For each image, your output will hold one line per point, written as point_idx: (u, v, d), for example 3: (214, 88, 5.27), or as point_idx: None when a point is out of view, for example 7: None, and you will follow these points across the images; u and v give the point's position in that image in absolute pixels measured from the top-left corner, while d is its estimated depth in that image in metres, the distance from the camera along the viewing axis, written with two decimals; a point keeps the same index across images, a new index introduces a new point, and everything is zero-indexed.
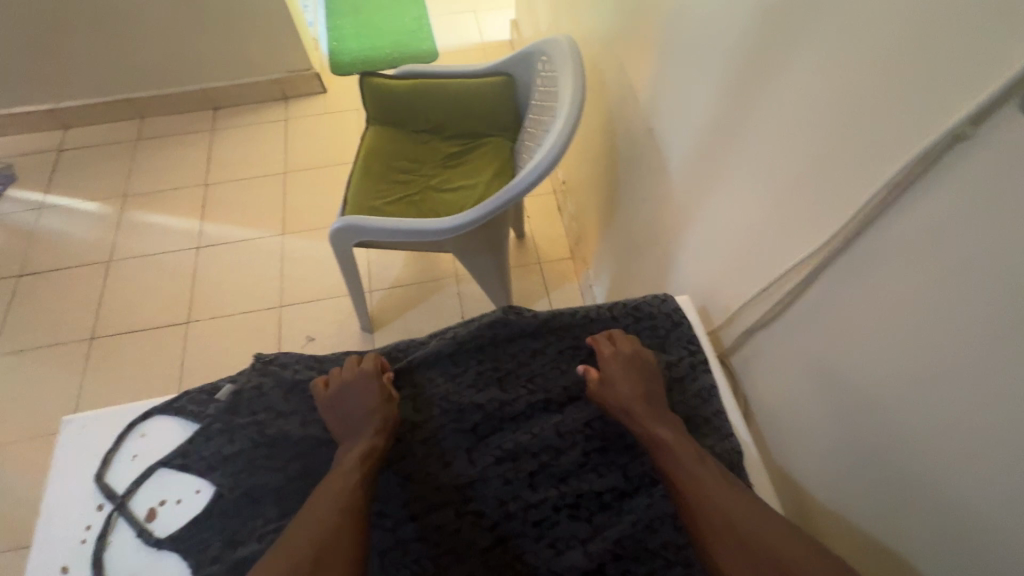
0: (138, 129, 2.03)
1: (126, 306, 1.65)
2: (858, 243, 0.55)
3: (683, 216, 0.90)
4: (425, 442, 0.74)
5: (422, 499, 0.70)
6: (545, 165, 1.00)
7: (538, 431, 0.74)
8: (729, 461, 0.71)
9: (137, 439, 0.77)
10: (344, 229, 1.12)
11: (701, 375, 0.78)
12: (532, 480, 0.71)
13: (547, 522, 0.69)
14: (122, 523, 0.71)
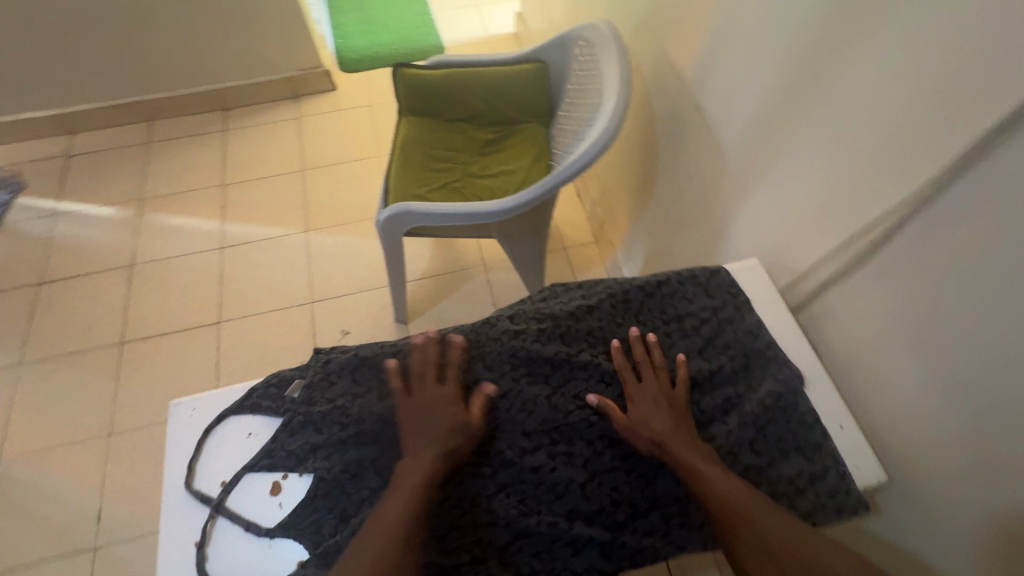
0: (148, 132, 2.00)
1: (154, 309, 1.63)
2: (950, 191, 0.57)
3: (739, 186, 0.93)
4: (505, 398, 0.69)
5: (514, 447, 0.67)
6: (604, 138, 1.00)
7: (609, 377, 0.72)
8: (793, 385, 0.71)
9: (223, 440, 0.70)
10: (394, 216, 1.14)
11: (747, 314, 0.77)
12: (616, 422, 0.69)
13: (635, 458, 0.68)
14: (225, 522, 0.64)
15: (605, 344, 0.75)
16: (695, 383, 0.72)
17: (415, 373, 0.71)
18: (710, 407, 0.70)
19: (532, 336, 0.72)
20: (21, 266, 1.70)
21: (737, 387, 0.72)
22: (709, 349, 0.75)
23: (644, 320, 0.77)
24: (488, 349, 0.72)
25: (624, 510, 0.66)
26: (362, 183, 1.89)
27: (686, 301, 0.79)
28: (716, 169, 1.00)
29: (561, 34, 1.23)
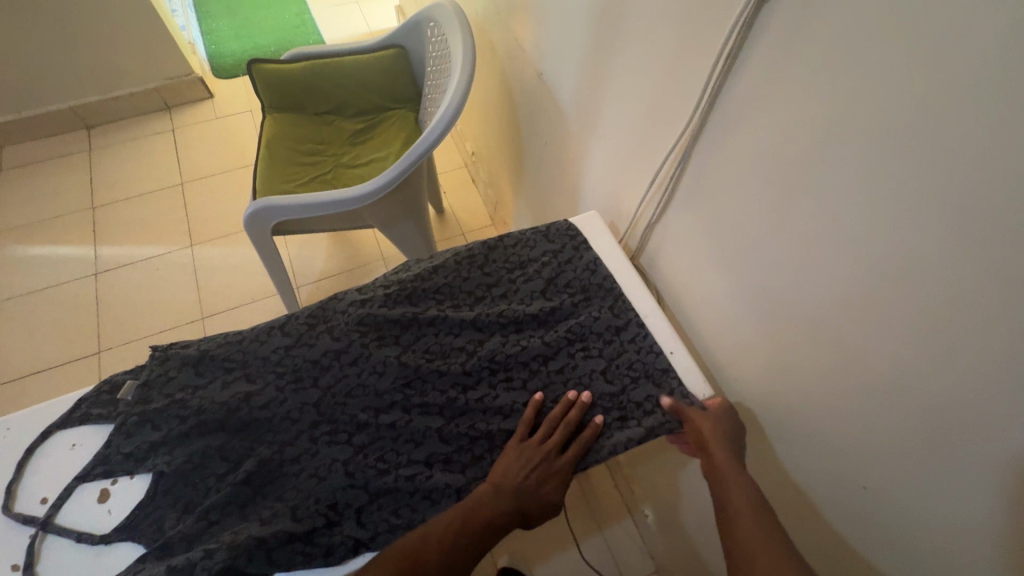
0: (0, 159, 1.84)
1: (23, 347, 1.50)
2: (715, 114, 0.64)
3: (584, 145, 0.98)
4: (354, 364, 0.70)
5: (366, 408, 0.68)
6: (449, 115, 1.03)
7: (457, 328, 0.74)
8: (626, 314, 0.76)
9: (50, 456, 0.66)
10: (259, 212, 1.12)
11: (586, 252, 0.83)
12: (464, 367, 0.71)
13: (489, 398, 0.69)
14: (55, 539, 0.61)
15: (452, 300, 0.78)
16: (539, 321, 0.76)
17: (262, 355, 0.70)
18: (556, 339, 0.74)
19: (379, 301, 0.75)
20: None
21: (579, 318, 0.76)
22: (552, 289, 0.79)
23: (489, 272, 0.81)
24: (334, 321, 0.73)
25: (483, 447, 0.67)
26: (248, 190, 1.82)
27: (529, 249, 0.84)
28: (565, 133, 1.04)
29: (412, 19, 1.24)
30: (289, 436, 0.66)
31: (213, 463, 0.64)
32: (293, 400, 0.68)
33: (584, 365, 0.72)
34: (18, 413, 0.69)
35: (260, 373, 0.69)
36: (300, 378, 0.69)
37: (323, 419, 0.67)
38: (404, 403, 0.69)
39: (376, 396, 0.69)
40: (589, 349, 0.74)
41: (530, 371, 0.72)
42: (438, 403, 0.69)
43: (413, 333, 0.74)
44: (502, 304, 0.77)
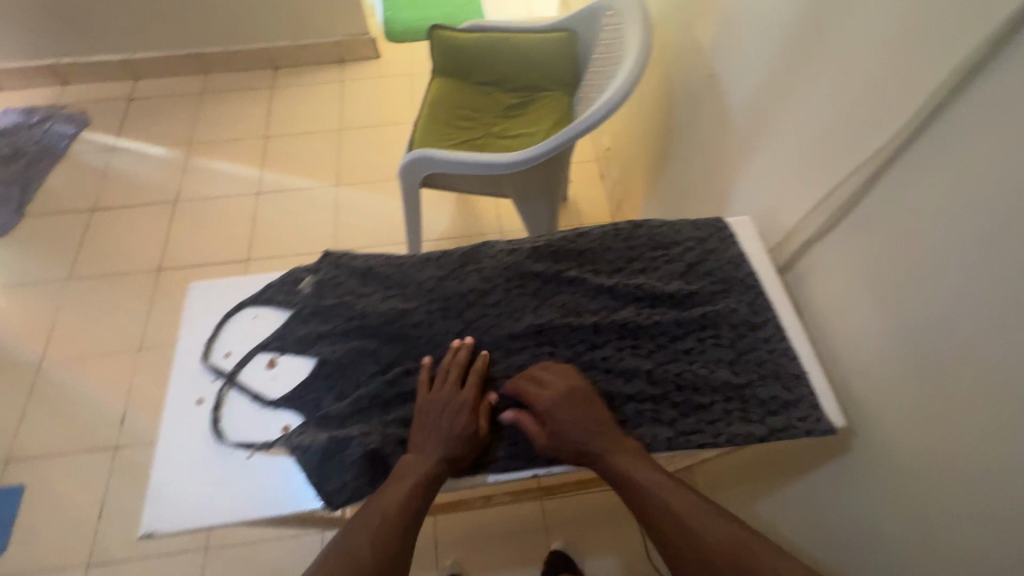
0: (204, 82, 2.15)
1: (192, 242, 1.75)
2: (927, 132, 0.60)
3: (745, 151, 0.96)
4: (497, 304, 0.78)
5: (500, 346, 0.75)
6: (615, 99, 1.05)
7: (594, 291, 0.79)
8: (765, 316, 0.79)
9: (242, 323, 0.77)
10: (415, 161, 1.21)
11: (730, 245, 0.85)
12: (596, 327, 0.76)
13: (615, 361, 0.75)
14: (237, 393, 0.72)
15: (593, 264, 0.83)
16: (673, 301, 0.79)
17: (418, 280, 0.79)
18: (689, 320, 0.77)
19: (526, 252, 0.81)
20: (79, 193, 1.85)
21: (716, 306, 0.79)
22: (691, 274, 0.82)
23: (632, 246, 0.85)
24: (484, 263, 0.80)
25: (602, 404, 0.73)
26: (393, 146, 1.97)
27: (674, 233, 0.86)
28: (724, 137, 1.02)
29: (590, 5, 1.27)
30: (430, 356, 0.74)
31: (365, 363, 0.72)
32: (440, 324, 0.75)
33: (711, 353, 0.76)
34: (223, 278, 0.83)
35: (413, 295, 0.77)
36: (449, 306, 0.77)
37: (461, 347, 0.75)
38: (536, 350, 0.75)
39: (513, 337, 0.76)
40: (720, 339, 0.77)
41: (658, 346, 0.76)
42: (566, 357, 0.75)
43: (553, 288, 0.80)
44: (640, 277, 0.81)
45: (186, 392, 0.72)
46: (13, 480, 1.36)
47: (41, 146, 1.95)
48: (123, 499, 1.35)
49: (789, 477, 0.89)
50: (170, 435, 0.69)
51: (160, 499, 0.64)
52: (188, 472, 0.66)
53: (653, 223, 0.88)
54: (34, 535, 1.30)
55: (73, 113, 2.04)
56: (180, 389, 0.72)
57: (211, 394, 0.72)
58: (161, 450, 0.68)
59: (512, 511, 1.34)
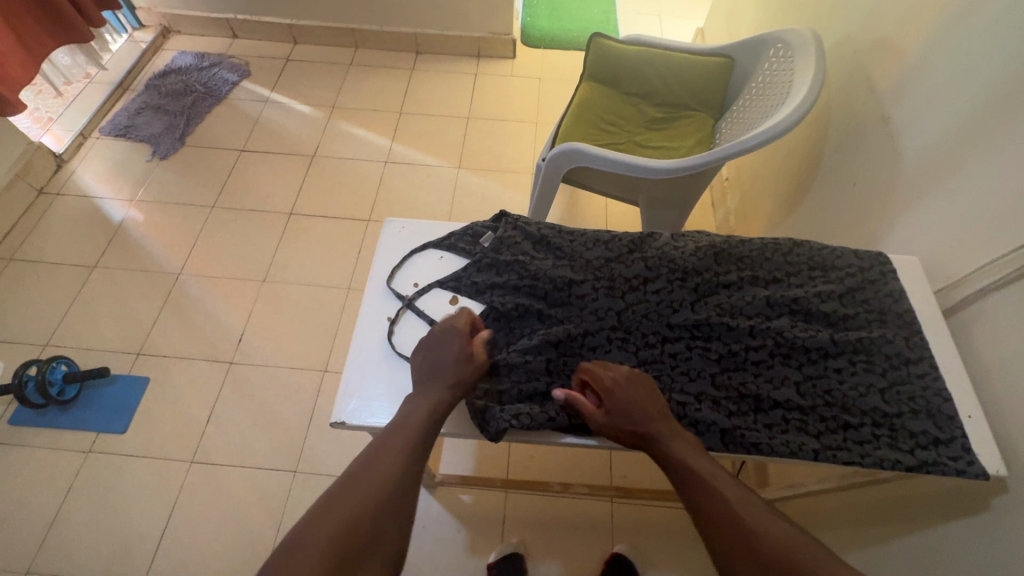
0: (353, 56, 2.32)
1: (322, 195, 1.89)
2: None
3: (913, 197, 0.96)
4: (657, 293, 0.85)
5: (657, 332, 0.83)
6: (783, 126, 1.07)
7: (752, 298, 0.85)
8: (920, 351, 0.79)
9: (426, 261, 0.93)
10: (561, 155, 1.26)
11: (891, 280, 0.86)
12: (752, 330, 0.81)
13: (764, 366, 0.80)
14: (417, 315, 0.86)
15: (752, 273, 0.88)
16: (828, 321, 0.83)
17: (587, 258, 0.90)
18: (843, 342, 0.80)
19: (690, 251, 0.88)
20: (232, 133, 2.04)
21: (872, 333, 0.81)
22: (848, 298, 0.85)
23: (792, 263, 0.89)
24: (649, 253, 0.89)
25: (749, 404, 0.78)
26: (516, 141, 2.07)
27: (834, 257, 0.89)
28: (887, 181, 1.02)
29: (758, 35, 1.30)
30: (592, 328, 0.83)
31: (530, 319, 0.84)
32: (603, 301, 0.85)
33: (861, 378, 0.78)
34: (413, 222, 0.99)
35: (581, 270, 0.88)
36: (613, 286, 0.86)
37: (621, 326, 0.83)
38: (689, 342, 0.82)
39: (670, 325, 0.83)
40: (872, 365, 0.79)
41: (809, 360, 0.80)
42: (717, 355, 0.81)
43: (711, 289, 0.86)
44: (798, 291, 0.85)
45: (379, 307, 0.88)
46: (141, 372, 1.51)
47: (207, 87, 2.15)
48: (229, 411, 1.46)
49: (905, 522, 0.86)
50: (363, 345, 0.84)
51: (356, 398, 0.79)
52: (378, 379, 0.80)
53: (814, 246, 0.92)
54: (150, 424, 1.43)
55: (238, 63, 2.25)
56: (375, 304, 0.88)
57: (397, 314, 0.87)
58: (356, 357, 0.83)
59: (585, 506, 1.36)
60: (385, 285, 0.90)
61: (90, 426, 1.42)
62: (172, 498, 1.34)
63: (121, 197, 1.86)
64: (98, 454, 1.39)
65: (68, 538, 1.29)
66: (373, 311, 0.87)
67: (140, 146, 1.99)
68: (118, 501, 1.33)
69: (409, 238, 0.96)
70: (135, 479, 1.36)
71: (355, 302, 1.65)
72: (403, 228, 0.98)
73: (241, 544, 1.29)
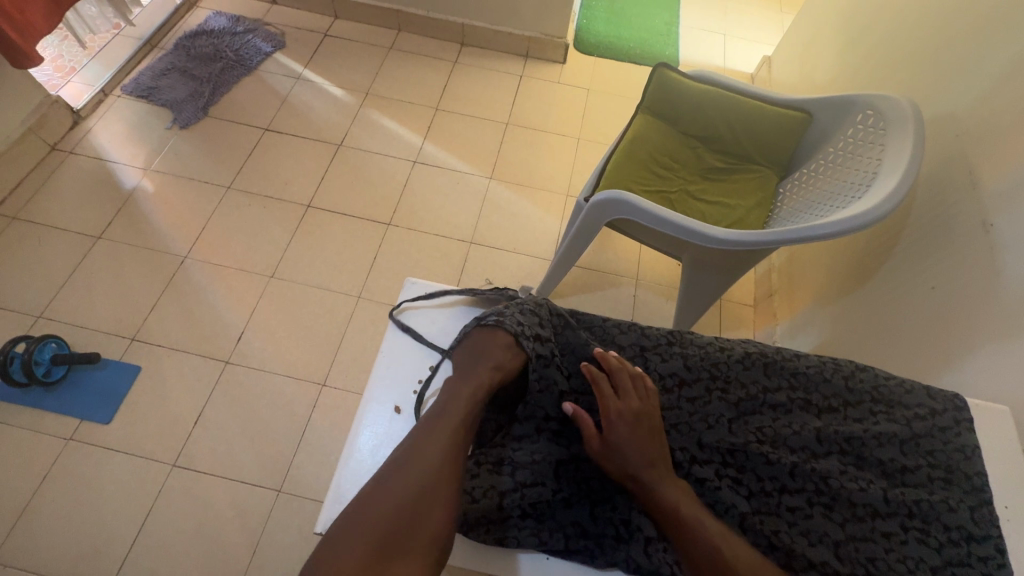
0: (394, 38, 2.19)
1: (344, 188, 1.79)
2: None
3: (1007, 328, 0.83)
4: (692, 402, 0.70)
5: (686, 449, 0.67)
6: (870, 216, 0.93)
7: (799, 426, 0.68)
8: (987, 530, 0.61)
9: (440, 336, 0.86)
10: (606, 202, 1.13)
11: (966, 434, 0.67)
12: (794, 469, 0.65)
13: (801, 515, 0.63)
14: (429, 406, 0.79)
15: (805, 394, 0.70)
16: (882, 470, 0.65)
17: (619, 342, 0.76)
18: (896, 501, 0.62)
19: (736, 356, 0.72)
20: (258, 109, 1.93)
21: (930, 495, 0.63)
22: (910, 445, 0.66)
23: (853, 388, 0.70)
24: (690, 350, 0.73)
25: (778, 559, 0.61)
26: (554, 156, 1.94)
27: (903, 390, 0.70)
28: (976, 297, 0.90)
29: (845, 95, 1.16)
30: None
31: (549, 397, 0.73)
32: None
33: (912, 551, 0.60)
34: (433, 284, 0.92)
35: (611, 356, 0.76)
36: (644, 383, 0.72)
37: None
38: (718, 472, 0.66)
39: (696, 444, 0.68)
40: (926, 537, 0.61)
41: (855, 516, 0.62)
42: (746, 490, 0.65)
43: (753, 408, 0.70)
44: (854, 425, 0.67)
45: (390, 392, 0.81)
46: (133, 360, 1.44)
47: (238, 55, 2.04)
48: (218, 415, 1.39)
49: None
50: (361, 439, 0.77)
51: (340, 500, 0.72)
52: None
53: (879, 371, 0.73)
54: (135, 419, 1.37)
55: (273, 32, 2.13)
56: (386, 389, 0.81)
57: (407, 403, 0.80)
58: (352, 451, 0.76)
59: None
60: (394, 366, 0.83)
61: (74, 412, 1.36)
62: (149, 502, 1.28)
63: (135, 164, 1.77)
64: (78, 444, 1.33)
65: (37, 531, 1.23)
66: (384, 395, 0.80)
67: (161, 111, 1.90)
68: (93, 496, 1.28)
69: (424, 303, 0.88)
70: (113, 476, 1.30)
71: (364, 314, 1.56)
72: (425, 292, 0.90)
73: (212, 563, 1.23)
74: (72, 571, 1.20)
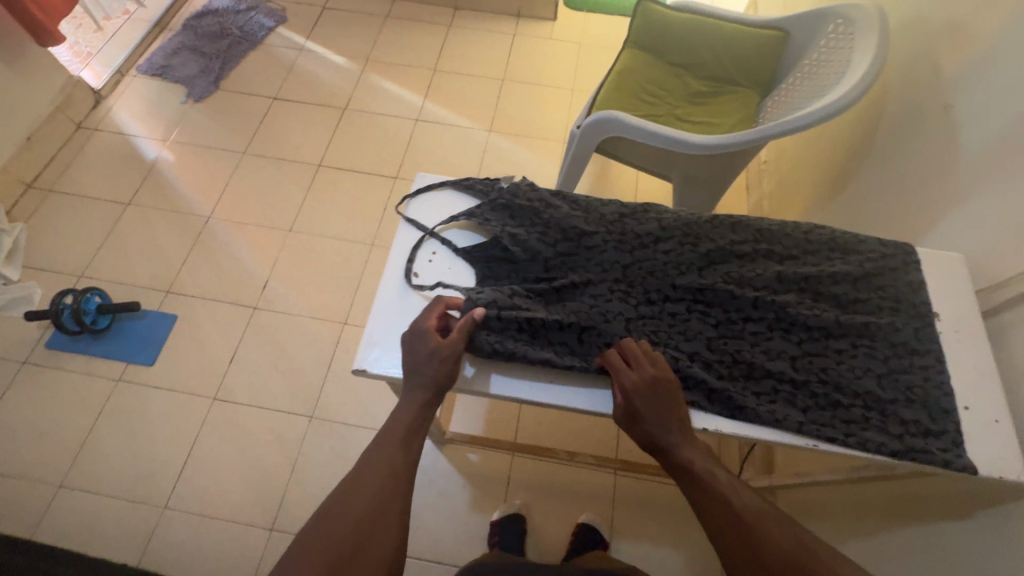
0: (390, 7, 2.27)
1: (352, 147, 1.89)
2: None
3: (965, 193, 0.92)
4: (668, 255, 0.80)
5: (660, 291, 0.77)
6: (836, 107, 1.01)
7: (762, 270, 0.78)
8: (932, 346, 0.74)
9: (443, 207, 0.88)
10: (597, 123, 1.22)
11: (912, 271, 0.80)
12: (756, 301, 0.76)
13: (763, 338, 0.75)
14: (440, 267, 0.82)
15: (768, 245, 0.81)
16: (837, 302, 0.77)
17: (602, 211, 0.84)
18: (848, 323, 0.75)
19: (706, 218, 0.83)
20: (266, 80, 2.03)
21: (880, 319, 0.76)
22: (863, 283, 0.78)
23: (812, 240, 0.82)
24: (665, 215, 0.83)
25: (741, 370, 0.73)
26: (549, 107, 2.02)
27: (859, 240, 0.82)
28: (942, 172, 0.97)
29: (816, 10, 1.23)
30: (595, 279, 0.78)
31: (535, 266, 0.80)
32: (610, 254, 0.80)
33: (862, 362, 0.73)
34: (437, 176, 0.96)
35: (594, 222, 0.83)
36: (624, 240, 0.80)
37: (624, 279, 0.78)
38: (691, 308, 0.76)
39: (672, 286, 0.77)
40: (873, 351, 0.74)
41: (810, 337, 0.75)
42: (713, 321, 0.76)
43: (725, 258, 0.80)
44: (811, 268, 0.79)
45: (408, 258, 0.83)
46: (169, 309, 1.56)
47: (243, 32, 2.13)
48: (251, 354, 1.51)
49: (916, 519, 0.87)
50: (385, 297, 0.80)
51: (374, 346, 0.76)
52: (395, 334, 0.77)
53: (835, 229, 0.85)
54: (176, 361, 1.49)
55: (275, 8, 2.22)
56: (405, 256, 0.83)
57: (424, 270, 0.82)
58: (377, 308, 0.79)
59: (588, 475, 1.38)
60: (406, 235, 0.85)
61: (120, 356, 1.48)
62: (195, 431, 1.40)
63: (155, 136, 1.88)
64: (127, 384, 1.45)
65: (97, 459, 1.36)
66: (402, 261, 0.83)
67: (175, 87, 2.00)
68: (144, 428, 1.40)
69: (427, 182, 0.91)
70: (160, 410, 1.43)
71: (378, 259, 1.67)
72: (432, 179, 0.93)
73: (256, 479, 1.35)
74: (132, 492, 1.33)
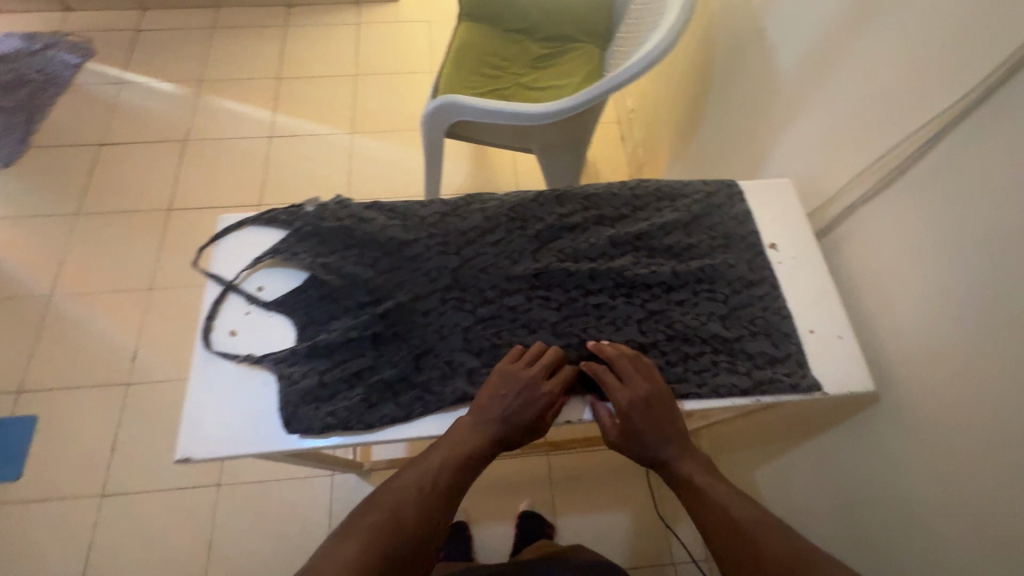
0: (213, 17, 2.05)
1: (202, 182, 1.71)
2: (969, 121, 0.63)
3: (791, 114, 0.94)
4: (497, 246, 0.75)
5: (495, 286, 0.73)
6: (658, 53, 0.98)
7: (595, 239, 0.76)
8: (762, 274, 0.76)
9: (250, 249, 0.77)
10: (440, 109, 1.15)
11: (738, 202, 0.81)
12: (592, 273, 0.74)
13: (607, 307, 0.72)
14: (258, 319, 0.73)
15: (597, 211, 0.78)
16: (671, 253, 0.76)
17: (421, 215, 0.78)
18: (684, 273, 0.74)
19: (531, 196, 0.79)
20: (85, 125, 1.79)
21: (714, 261, 0.76)
22: (694, 227, 0.79)
23: (638, 195, 0.80)
24: (487, 204, 0.78)
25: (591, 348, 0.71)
26: (410, 95, 1.91)
27: (682, 185, 0.82)
28: (769, 96, 0.99)
29: None
30: (423, 292, 0.72)
31: (356, 291, 0.72)
32: (436, 261, 0.74)
33: (704, 307, 0.73)
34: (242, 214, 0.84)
35: (414, 228, 0.76)
36: (447, 243, 0.75)
37: (455, 286, 0.73)
38: (531, 297, 0.73)
39: (506, 279, 0.73)
40: (713, 293, 0.74)
41: (652, 295, 0.74)
42: (554, 305, 0.72)
43: (558, 236, 0.76)
44: (642, 224, 0.78)
45: (223, 319, 0.73)
46: (26, 411, 1.37)
47: (44, 75, 1.86)
48: (135, 435, 1.36)
49: (814, 433, 0.90)
50: (206, 368, 0.69)
51: (204, 427, 0.66)
52: (224, 407, 0.67)
53: (659, 180, 0.84)
54: (47, 465, 1.32)
55: (77, 41, 1.95)
56: (219, 316, 0.73)
57: (244, 325, 0.72)
58: (198, 383, 0.68)
59: (522, 462, 1.36)
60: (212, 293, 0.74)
61: None
62: (88, 536, 1.25)
63: None
64: None
65: None
66: (217, 322, 0.72)
67: None
68: (26, 549, 1.24)
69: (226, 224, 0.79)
70: (41, 524, 1.26)
71: None
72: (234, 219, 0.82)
73: (172, 566, 1.24)
74: None
